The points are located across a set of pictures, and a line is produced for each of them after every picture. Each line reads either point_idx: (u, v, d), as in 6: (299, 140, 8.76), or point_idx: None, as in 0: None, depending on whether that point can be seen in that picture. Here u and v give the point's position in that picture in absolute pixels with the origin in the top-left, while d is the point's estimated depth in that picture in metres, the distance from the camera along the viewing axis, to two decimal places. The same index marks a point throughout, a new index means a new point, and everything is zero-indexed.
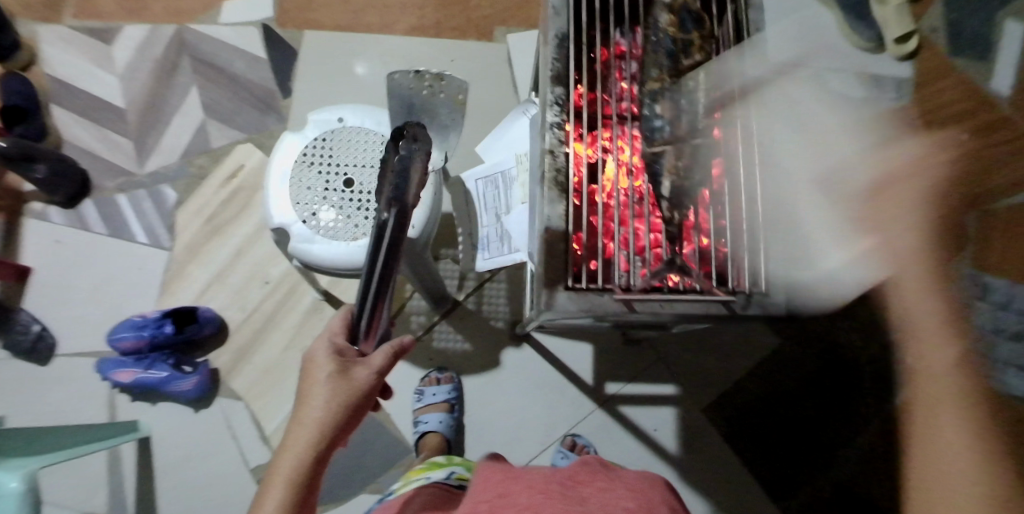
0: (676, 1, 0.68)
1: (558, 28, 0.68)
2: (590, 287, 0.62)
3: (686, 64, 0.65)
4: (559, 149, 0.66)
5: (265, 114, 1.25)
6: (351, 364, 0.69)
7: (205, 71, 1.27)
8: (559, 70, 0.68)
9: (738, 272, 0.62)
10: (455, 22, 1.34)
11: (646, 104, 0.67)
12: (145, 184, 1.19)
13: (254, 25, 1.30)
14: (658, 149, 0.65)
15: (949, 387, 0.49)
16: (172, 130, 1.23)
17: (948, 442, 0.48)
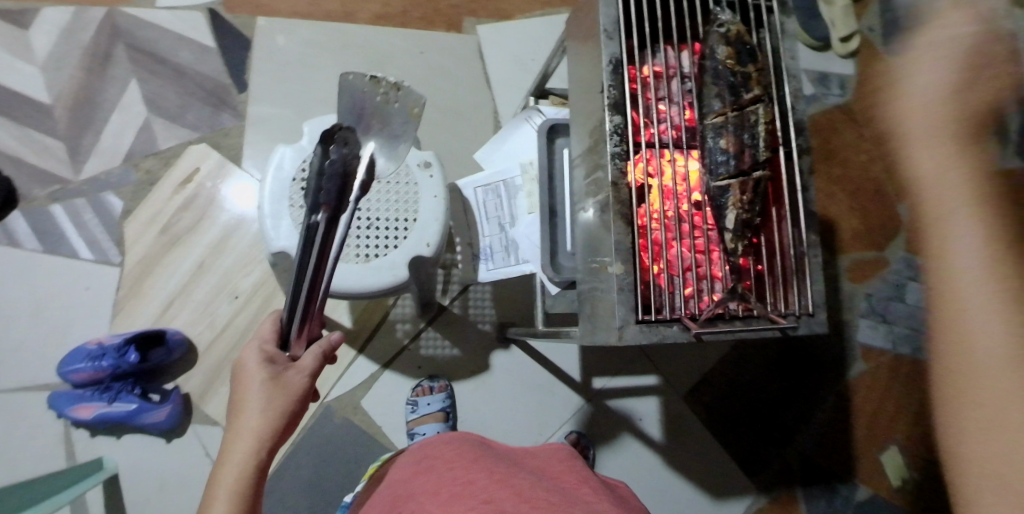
0: (732, 30, 0.64)
1: (612, 52, 0.63)
2: (659, 319, 0.60)
3: (746, 99, 0.63)
4: (622, 181, 0.61)
5: (219, 110, 1.14)
6: (284, 369, 0.63)
7: (144, 61, 1.14)
8: (615, 98, 0.63)
9: (784, 289, 0.64)
10: (422, 12, 1.24)
11: (709, 137, 0.63)
12: (85, 192, 1.08)
13: (200, 9, 1.17)
14: (723, 183, 0.63)
15: (963, 262, 0.38)
16: (111, 129, 1.11)
17: (980, 335, 0.37)
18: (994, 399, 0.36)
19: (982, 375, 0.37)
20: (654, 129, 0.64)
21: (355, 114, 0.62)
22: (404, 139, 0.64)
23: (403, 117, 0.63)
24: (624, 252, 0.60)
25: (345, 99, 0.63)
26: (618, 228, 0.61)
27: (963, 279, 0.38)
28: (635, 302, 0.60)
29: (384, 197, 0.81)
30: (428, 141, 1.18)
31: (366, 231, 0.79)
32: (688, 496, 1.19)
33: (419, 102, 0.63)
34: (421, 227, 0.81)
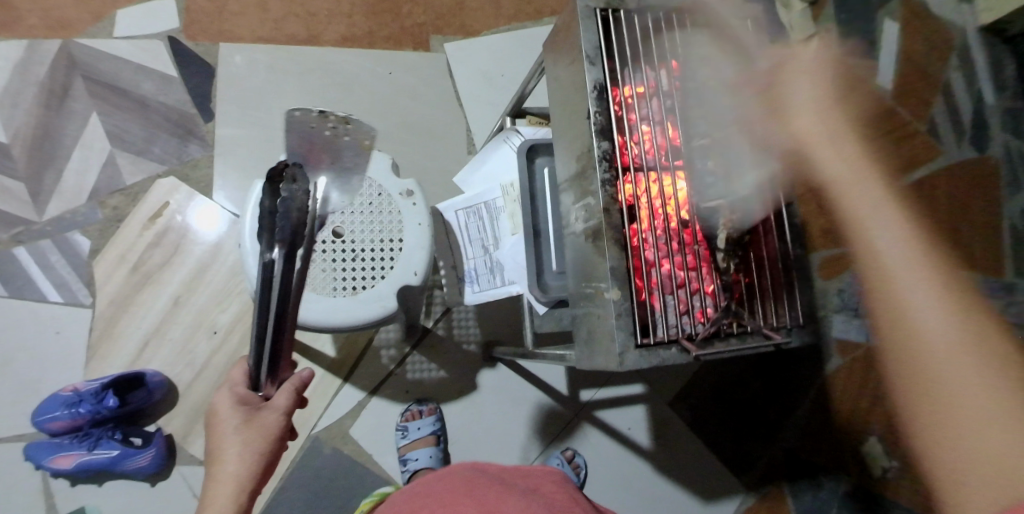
0: (709, 56, 0.67)
1: (595, 77, 0.63)
2: (658, 342, 0.61)
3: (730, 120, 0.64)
4: (613, 206, 0.62)
5: (185, 141, 1.11)
6: (258, 411, 0.61)
7: (104, 94, 1.10)
8: (600, 124, 0.63)
9: (776, 303, 0.65)
10: (387, 32, 1.23)
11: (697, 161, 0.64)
12: (50, 233, 1.05)
13: (159, 38, 1.14)
14: (713, 204, 0.64)
15: (919, 273, 0.55)
16: (73, 166, 1.08)
17: (931, 325, 0.54)
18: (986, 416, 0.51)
19: (965, 409, 0.52)
20: (635, 153, 0.65)
21: (304, 149, 0.64)
22: (354, 169, 0.69)
23: (351, 147, 0.66)
24: (620, 278, 0.61)
25: (291, 134, 0.64)
26: (612, 255, 0.61)
27: (918, 313, 0.54)
28: (634, 326, 0.61)
29: (368, 226, 0.80)
30: (403, 164, 1.18)
31: (353, 262, 0.79)
32: (679, 501, 1.21)
33: (368, 135, 0.66)
34: (408, 255, 0.80)
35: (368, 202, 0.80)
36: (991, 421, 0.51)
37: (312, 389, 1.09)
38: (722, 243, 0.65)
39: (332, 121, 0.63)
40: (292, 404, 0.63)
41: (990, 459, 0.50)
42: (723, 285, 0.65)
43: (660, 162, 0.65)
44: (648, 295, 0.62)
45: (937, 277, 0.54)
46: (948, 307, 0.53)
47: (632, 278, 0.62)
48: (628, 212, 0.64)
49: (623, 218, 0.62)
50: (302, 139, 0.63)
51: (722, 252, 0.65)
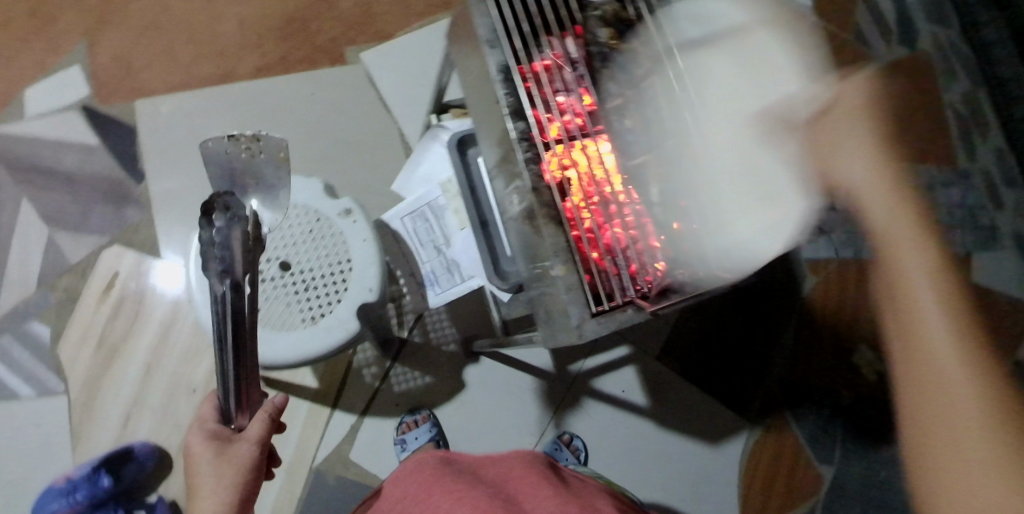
0: (608, 12, 0.65)
1: (498, 62, 0.63)
2: (613, 307, 0.61)
3: (639, 73, 0.63)
4: (540, 184, 0.62)
5: (121, 206, 1.09)
6: (230, 443, 0.62)
7: (32, 178, 1.09)
8: (513, 105, 0.63)
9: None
10: (301, 52, 1.21)
11: (613, 120, 0.63)
12: (8, 328, 1.03)
13: (74, 109, 1.12)
14: (639, 159, 0.61)
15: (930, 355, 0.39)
16: (16, 256, 1.06)
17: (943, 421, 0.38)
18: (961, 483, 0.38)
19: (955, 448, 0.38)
20: (557, 123, 0.64)
21: (226, 176, 0.71)
22: (280, 184, 0.73)
23: (271, 163, 0.72)
24: (563, 254, 0.61)
25: (213, 164, 0.71)
26: (549, 231, 0.62)
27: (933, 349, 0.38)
28: (585, 297, 0.61)
29: (313, 254, 0.79)
30: (345, 182, 1.17)
31: (308, 294, 0.79)
32: (686, 450, 1.23)
33: (281, 147, 0.72)
34: (359, 274, 0.79)
35: (309, 230, 0.80)
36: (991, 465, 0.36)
37: (303, 422, 1.09)
38: None
39: (245, 144, 0.72)
40: (265, 432, 0.63)
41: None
42: None
43: (578, 130, 0.64)
44: (591, 264, 0.62)
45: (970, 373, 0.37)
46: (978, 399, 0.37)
47: (572, 250, 0.62)
48: (558, 188, 0.63)
49: (553, 193, 0.62)
50: (221, 164, 0.70)
51: None
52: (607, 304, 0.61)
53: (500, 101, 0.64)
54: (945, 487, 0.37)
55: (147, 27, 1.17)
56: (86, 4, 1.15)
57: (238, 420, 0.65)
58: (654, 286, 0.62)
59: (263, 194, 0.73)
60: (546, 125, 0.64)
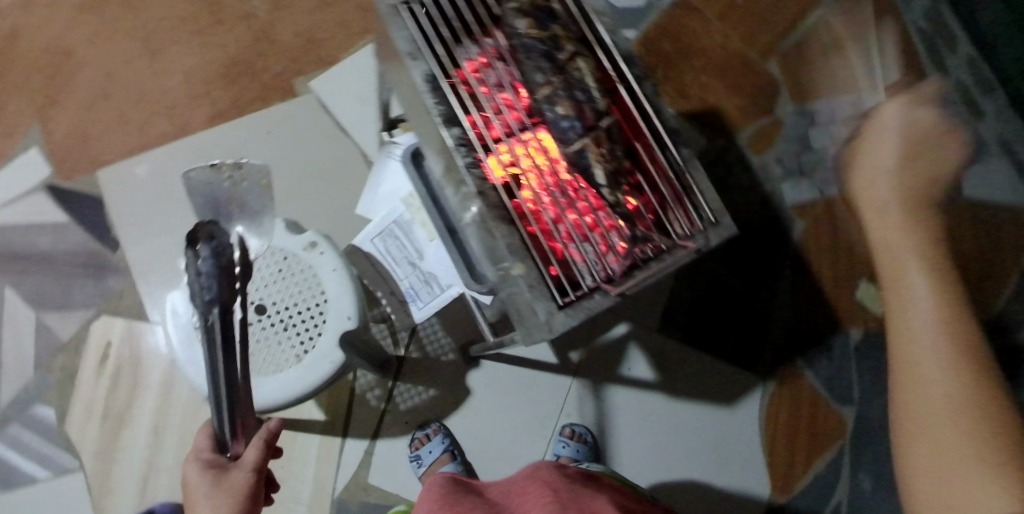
0: (524, 3, 0.64)
1: (422, 72, 0.62)
2: (579, 296, 0.60)
3: (563, 57, 0.62)
4: (485, 187, 0.61)
5: (102, 276, 1.10)
6: (225, 471, 0.65)
7: (12, 266, 1.10)
8: (444, 113, 0.62)
9: (684, 211, 0.63)
10: (251, 93, 1.21)
11: (545, 109, 0.62)
12: (14, 416, 1.04)
13: (39, 190, 1.12)
14: (577, 146, 0.62)
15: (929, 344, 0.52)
16: (8, 345, 1.07)
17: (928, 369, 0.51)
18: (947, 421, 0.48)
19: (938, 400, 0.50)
20: (495, 123, 0.63)
21: (210, 207, 0.83)
22: (265, 209, 0.87)
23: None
24: (520, 251, 0.60)
25: (197, 199, 0.83)
26: (502, 232, 0.61)
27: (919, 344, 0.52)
28: (549, 290, 0.60)
29: (286, 293, 0.79)
30: (316, 213, 1.17)
31: (288, 334, 0.78)
32: (702, 416, 1.22)
33: (265, 181, 0.92)
34: (333, 304, 0.78)
35: (278, 269, 0.80)
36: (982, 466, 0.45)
37: (316, 457, 1.10)
38: (601, 179, 0.62)
39: (229, 177, 0.90)
40: (258, 458, 0.65)
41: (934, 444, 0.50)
42: (620, 215, 0.62)
43: (515, 126, 0.63)
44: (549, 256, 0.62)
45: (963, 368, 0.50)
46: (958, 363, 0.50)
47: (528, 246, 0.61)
48: (506, 187, 0.63)
49: (499, 192, 0.61)
50: (206, 197, 0.83)
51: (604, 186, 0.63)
52: (572, 294, 0.60)
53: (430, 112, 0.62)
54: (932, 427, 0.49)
55: (97, 94, 1.17)
56: (33, 84, 1.16)
57: (233, 449, 0.68)
58: (617, 268, 0.61)
59: (249, 223, 0.83)
60: (481, 126, 0.62)
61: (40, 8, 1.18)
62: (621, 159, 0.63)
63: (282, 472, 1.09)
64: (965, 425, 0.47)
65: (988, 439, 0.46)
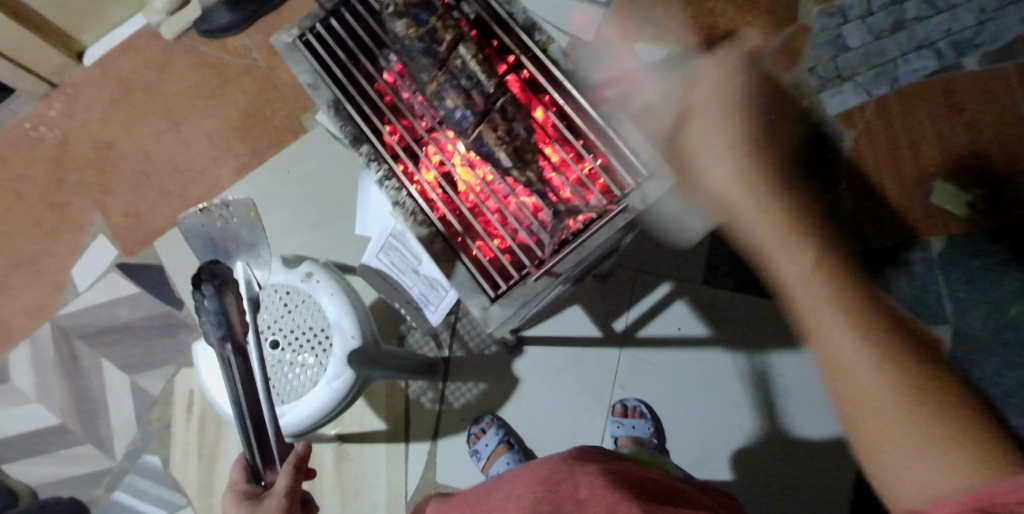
0: (398, 5, 0.72)
1: (326, 99, 0.76)
2: (511, 285, 0.67)
3: (442, 50, 0.72)
4: (402, 194, 0.73)
5: (176, 335, 1.22)
6: (259, 500, 0.67)
7: (100, 341, 1.23)
8: (352, 134, 0.75)
9: (614, 167, 0.69)
10: (266, 139, 1.28)
11: (439, 105, 0.72)
12: (128, 467, 1.19)
13: (110, 270, 1.25)
14: (475, 134, 0.70)
15: (839, 327, 0.46)
16: (113, 407, 1.21)
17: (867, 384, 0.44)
18: (896, 432, 0.43)
19: (886, 419, 0.44)
20: (414, 124, 0.74)
21: (206, 246, 0.83)
22: (258, 246, 0.82)
23: (246, 223, 0.82)
24: (443, 254, 0.70)
25: (193, 239, 0.83)
26: (426, 237, 0.71)
27: (841, 356, 0.45)
28: (483, 285, 0.68)
29: (294, 325, 0.87)
30: (341, 237, 1.22)
31: (300, 363, 0.86)
32: (775, 367, 1.11)
33: (250, 207, 0.82)
34: (338, 326, 0.86)
35: (281, 304, 0.88)
36: (916, 446, 0.42)
37: (385, 464, 1.16)
38: (508, 162, 0.70)
39: (215, 211, 0.82)
40: (288, 483, 0.66)
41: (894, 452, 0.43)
42: (539, 193, 0.69)
43: (425, 128, 0.74)
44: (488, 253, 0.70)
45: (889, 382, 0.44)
46: (876, 357, 0.45)
47: (451, 244, 0.71)
48: (442, 186, 0.73)
49: (415, 198, 0.73)
50: (200, 237, 0.82)
51: (514, 167, 0.70)
52: (503, 286, 0.68)
53: (341, 135, 0.75)
54: (893, 462, 0.43)
55: (140, 175, 1.29)
56: (88, 178, 1.30)
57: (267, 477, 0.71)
58: (547, 250, 0.68)
59: (246, 254, 0.82)
60: (392, 138, 0.75)
61: (80, 112, 1.32)
62: (522, 137, 0.71)
63: (357, 483, 1.16)
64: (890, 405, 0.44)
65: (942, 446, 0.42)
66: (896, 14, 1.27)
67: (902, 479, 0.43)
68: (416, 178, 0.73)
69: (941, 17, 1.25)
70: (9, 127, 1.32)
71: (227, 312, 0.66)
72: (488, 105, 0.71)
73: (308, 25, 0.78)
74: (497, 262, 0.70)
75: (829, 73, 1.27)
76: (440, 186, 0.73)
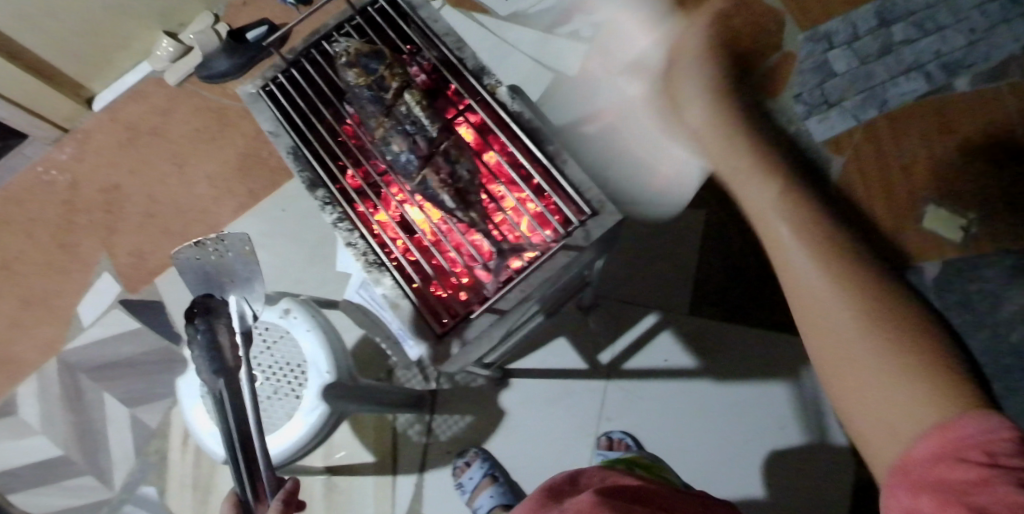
0: (352, 56, 0.77)
1: (286, 145, 0.79)
2: (456, 323, 0.69)
3: (389, 98, 0.77)
4: (353, 235, 0.75)
5: (175, 369, 1.26)
6: None
7: (104, 374, 1.28)
8: (309, 177, 0.78)
9: (559, 204, 0.72)
10: (262, 177, 1.33)
11: (387, 151, 0.77)
12: (127, 498, 1.22)
13: (113, 305, 1.30)
14: (420, 176, 0.75)
15: (866, 348, 0.64)
16: (114, 440, 1.25)
17: (864, 362, 0.64)
18: (902, 403, 0.61)
19: (875, 382, 0.63)
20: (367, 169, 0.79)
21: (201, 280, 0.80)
22: (254, 279, 0.80)
23: (242, 260, 0.79)
24: (394, 293, 0.71)
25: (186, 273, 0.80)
26: (378, 279, 0.73)
27: (847, 340, 0.65)
28: (430, 324, 0.69)
29: (274, 361, 0.93)
30: (330, 272, 1.24)
31: (278, 398, 0.91)
32: (763, 398, 1.09)
33: (244, 241, 0.79)
34: (315, 362, 0.90)
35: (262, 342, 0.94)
36: (911, 403, 0.61)
37: (373, 497, 1.16)
38: (452, 202, 0.74)
39: (211, 245, 0.80)
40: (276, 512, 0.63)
41: (876, 413, 0.63)
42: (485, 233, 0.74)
43: (378, 173, 0.78)
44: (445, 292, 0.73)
45: (897, 363, 0.63)
46: (872, 339, 0.65)
47: (404, 287, 0.72)
48: (400, 226, 0.76)
49: (367, 239, 0.75)
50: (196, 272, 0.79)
51: (457, 208, 0.74)
52: (451, 322, 0.69)
53: (299, 179, 0.78)
54: (888, 409, 0.62)
55: (145, 214, 1.35)
56: (96, 219, 1.36)
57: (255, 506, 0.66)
58: (493, 287, 0.70)
59: (241, 289, 0.80)
60: (351, 179, 0.79)
61: (90, 156, 1.39)
62: (465, 179, 0.76)
63: None
64: (880, 378, 0.63)
65: (922, 396, 0.61)
66: (883, 38, 1.27)
67: (898, 422, 0.61)
68: (371, 219, 0.76)
69: (928, 40, 1.24)
70: (24, 171, 1.40)
71: (219, 343, 0.68)
72: (432, 149, 0.76)
73: (270, 75, 0.83)
74: (449, 302, 0.72)
75: (816, 99, 1.26)
76: (395, 230, 0.76)
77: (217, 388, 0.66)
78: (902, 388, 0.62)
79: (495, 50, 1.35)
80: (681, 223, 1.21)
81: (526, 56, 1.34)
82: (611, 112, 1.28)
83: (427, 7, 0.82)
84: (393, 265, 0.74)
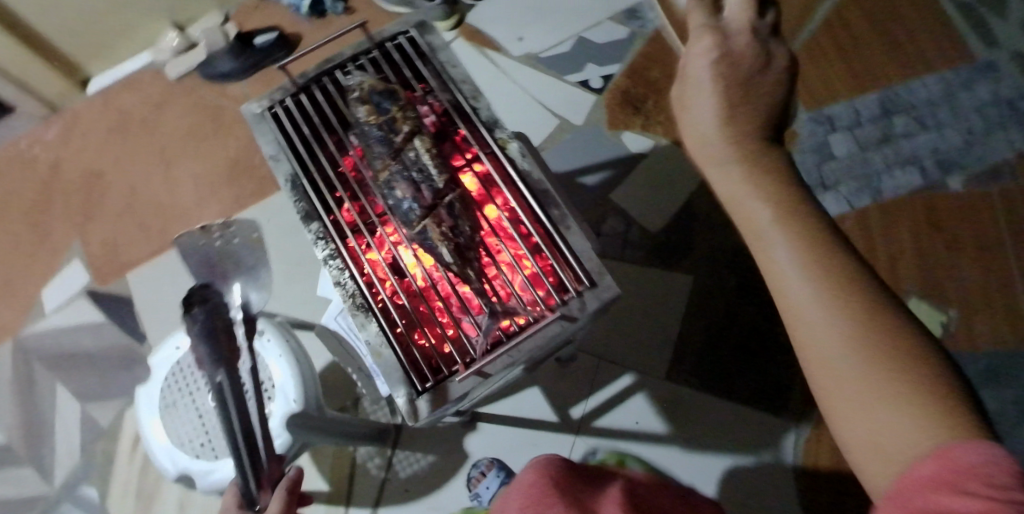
0: (364, 92, 0.77)
1: (286, 172, 0.78)
2: (437, 380, 0.67)
3: (398, 140, 0.76)
4: (342, 275, 0.74)
5: (134, 368, 1.21)
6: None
7: (60, 364, 1.23)
8: (304, 209, 0.76)
9: (561, 269, 0.71)
10: (252, 184, 1.30)
11: (388, 194, 0.75)
12: (64, 498, 1.17)
13: (79, 295, 1.25)
14: (419, 226, 0.73)
15: (837, 334, 0.42)
16: (60, 435, 1.20)
17: (836, 353, 0.42)
18: (883, 414, 0.40)
19: (856, 382, 0.41)
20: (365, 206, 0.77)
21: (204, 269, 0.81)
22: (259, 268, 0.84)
23: (247, 247, 0.89)
24: (376, 339, 0.70)
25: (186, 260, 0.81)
26: (360, 322, 0.71)
27: (816, 328, 0.43)
28: (412, 377, 0.68)
29: None
30: (309, 290, 1.21)
31: None
32: (729, 474, 1.08)
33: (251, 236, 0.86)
34: (282, 389, 0.88)
35: None
36: (909, 422, 0.39)
37: None
38: (449, 256, 0.72)
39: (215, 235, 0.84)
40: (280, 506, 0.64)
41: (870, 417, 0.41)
42: (477, 290, 0.72)
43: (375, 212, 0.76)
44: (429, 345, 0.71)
45: (879, 357, 0.41)
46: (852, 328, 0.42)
47: (387, 332, 0.70)
48: (391, 268, 0.75)
49: (356, 279, 0.73)
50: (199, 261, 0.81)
51: (453, 262, 0.72)
52: (432, 380, 0.67)
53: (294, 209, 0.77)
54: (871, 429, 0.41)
55: (126, 205, 1.31)
56: (74, 203, 1.32)
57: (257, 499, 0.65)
58: (479, 348, 0.68)
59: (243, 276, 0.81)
60: (346, 213, 0.77)
61: (77, 139, 1.36)
62: (466, 234, 0.74)
63: None
64: (866, 382, 0.41)
65: (907, 401, 0.40)
66: (883, 128, 1.30)
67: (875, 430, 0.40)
68: (363, 258, 0.75)
69: (925, 136, 1.28)
70: (7, 145, 1.36)
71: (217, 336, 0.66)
72: (435, 199, 0.74)
73: (278, 98, 0.82)
74: (431, 357, 0.70)
75: (813, 179, 1.28)
76: (384, 271, 0.75)
77: (216, 382, 0.64)
78: (893, 387, 0.40)
79: (504, 89, 1.36)
80: (669, 284, 1.20)
81: (535, 100, 1.34)
82: (610, 166, 1.28)
83: (446, 51, 0.82)
84: (378, 309, 0.73)
